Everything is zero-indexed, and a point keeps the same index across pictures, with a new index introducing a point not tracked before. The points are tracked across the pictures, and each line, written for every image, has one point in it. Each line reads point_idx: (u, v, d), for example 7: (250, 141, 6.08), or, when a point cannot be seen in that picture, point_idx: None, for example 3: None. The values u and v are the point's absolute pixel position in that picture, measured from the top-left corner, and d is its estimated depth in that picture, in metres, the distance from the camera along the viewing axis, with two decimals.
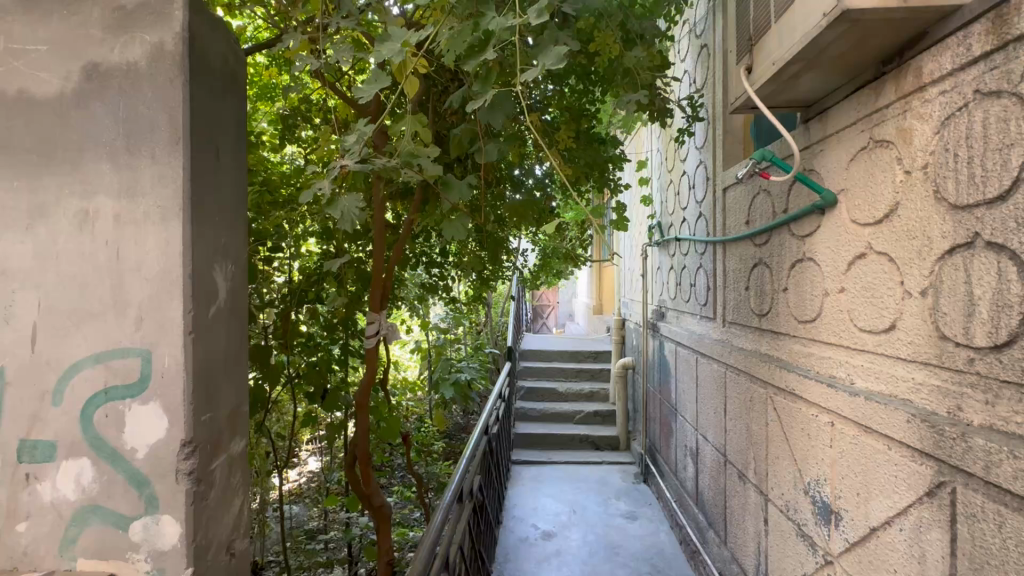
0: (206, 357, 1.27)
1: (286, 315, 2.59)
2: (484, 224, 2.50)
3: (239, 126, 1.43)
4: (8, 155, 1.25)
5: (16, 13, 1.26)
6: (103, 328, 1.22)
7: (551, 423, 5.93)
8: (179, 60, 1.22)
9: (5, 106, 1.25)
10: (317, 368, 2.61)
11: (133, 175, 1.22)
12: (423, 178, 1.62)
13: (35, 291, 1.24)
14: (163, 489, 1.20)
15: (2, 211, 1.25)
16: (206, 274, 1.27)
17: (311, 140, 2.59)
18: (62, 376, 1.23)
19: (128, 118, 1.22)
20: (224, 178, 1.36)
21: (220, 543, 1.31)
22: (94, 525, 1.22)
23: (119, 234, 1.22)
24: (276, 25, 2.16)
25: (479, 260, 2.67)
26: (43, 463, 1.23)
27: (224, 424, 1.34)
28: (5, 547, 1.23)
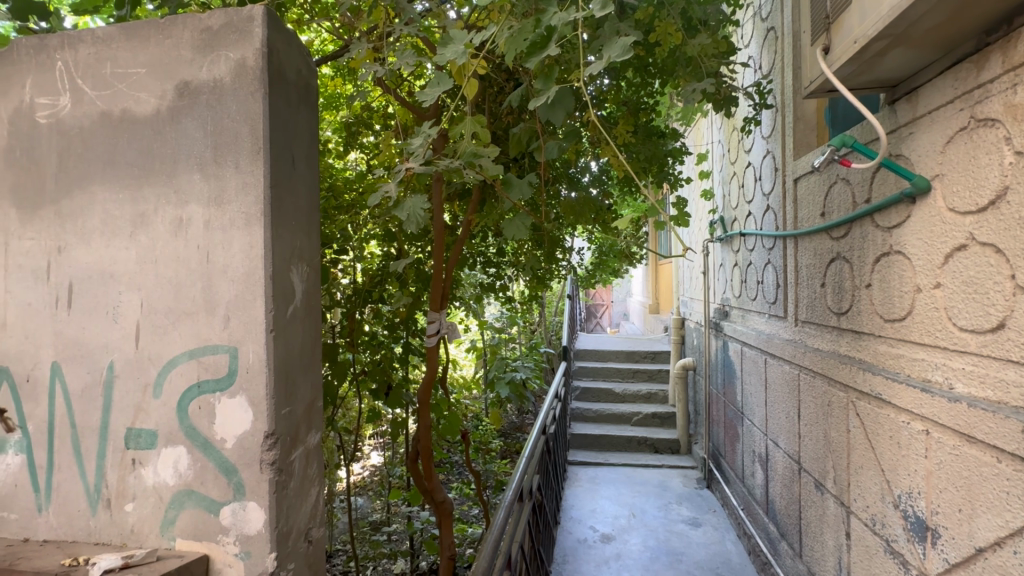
0: (285, 354, 1.34)
1: (352, 314, 2.71)
2: (542, 222, 2.49)
3: (312, 134, 1.50)
4: (116, 169, 1.38)
5: (120, 40, 1.39)
6: (196, 326, 1.32)
7: (608, 424, 5.82)
8: (260, 75, 1.30)
9: (111, 125, 1.38)
10: (382, 366, 2.70)
11: (220, 184, 1.31)
12: (485, 178, 1.62)
13: (138, 293, 1.36)
14: (249, 477, 1.29)
15: (110, 220, 1.38)
16: (284, 275, 1.34)
17: (374, 146, 2.69)
18: (161, 370, 1.34)
19: (215, 131, 1.32)
20: (300, 185, 1.43)
21: (299, 531, 1.38)
22: (190, 508, 1.32)
23: (208, 239, 1.31)
24: (341, 37, 2.26)
25: (536, 259, 2.66)
26: (146, 449, 1.35)
27: (302, 418, 1.40)
28: (116, 525, 1.36)
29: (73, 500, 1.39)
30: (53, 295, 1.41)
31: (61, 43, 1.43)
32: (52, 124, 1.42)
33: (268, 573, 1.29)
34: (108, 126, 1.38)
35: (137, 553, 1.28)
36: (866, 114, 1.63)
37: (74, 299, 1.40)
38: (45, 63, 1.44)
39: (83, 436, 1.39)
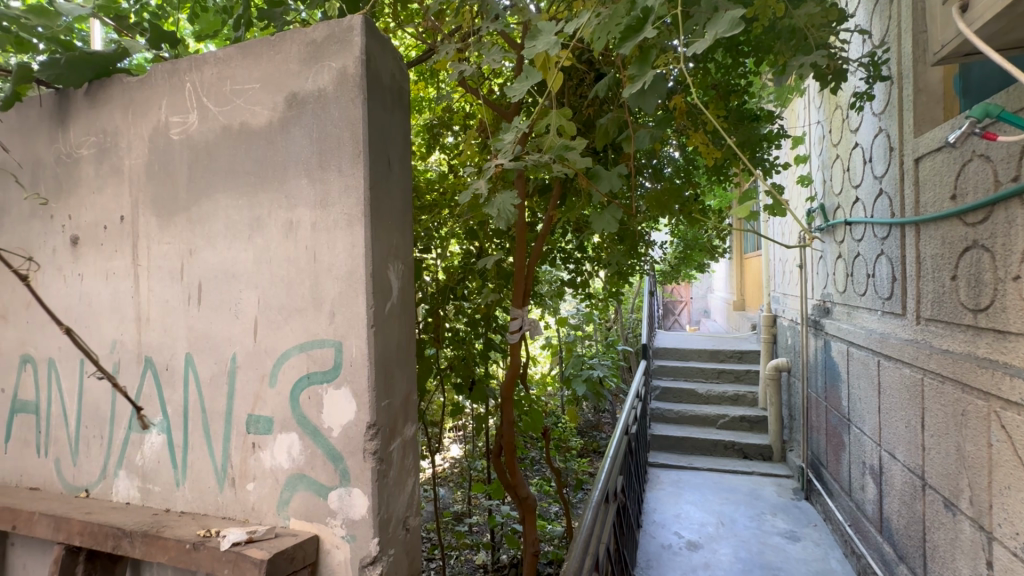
0: (384, 348, 1.39)
1: (436, 311, 2.69)
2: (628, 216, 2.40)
3: (406, 136, 1.56)
4: (236, 177, 1.51)
5: (238, 59, 1.52)
6: (305, 321, 1.41)
7: (691, 426, 5.56)
8: (359, 82, 1.36)
9: (232, 137, 1.51)
10: (465, 361, 2.75)
11: (325, 187, 1.39)
12: (573, 171, 1.60)
13: (256, 291, 1.48)
14: (354, 465, 1.36)
15: (232, 224, 1.51)
16: (383, 272, 1.40)
17: (455, 146, 2.73)
18: (276, 362, 1.45)
19: (320, 138, 1.40)
20: (395, 185, 1.48)
21: (398, 518, 1.43)
22: (302, 491, 1.42)
23: (315, 239, 1.40)
24: (425, 41, 2.31)
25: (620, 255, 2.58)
26: (264, 434, 1.47)
27: (400, 410, 1.46)
28: (239, 501, 1.50)
29: (205, 477, 1.55)
30: (185, 294, 1.58)
31: (189, 67, 1.59)
32: (184, 140, 1.58)
33: (371, 557, 1.35)
34: (229, 139, 1.52)
35: (258, 530, 1.39)
36: (998, 58, 1.38)
37: (203, 297, 1.55)
38: (176, 85, 1.60)
39: (212, 421, 1.54)
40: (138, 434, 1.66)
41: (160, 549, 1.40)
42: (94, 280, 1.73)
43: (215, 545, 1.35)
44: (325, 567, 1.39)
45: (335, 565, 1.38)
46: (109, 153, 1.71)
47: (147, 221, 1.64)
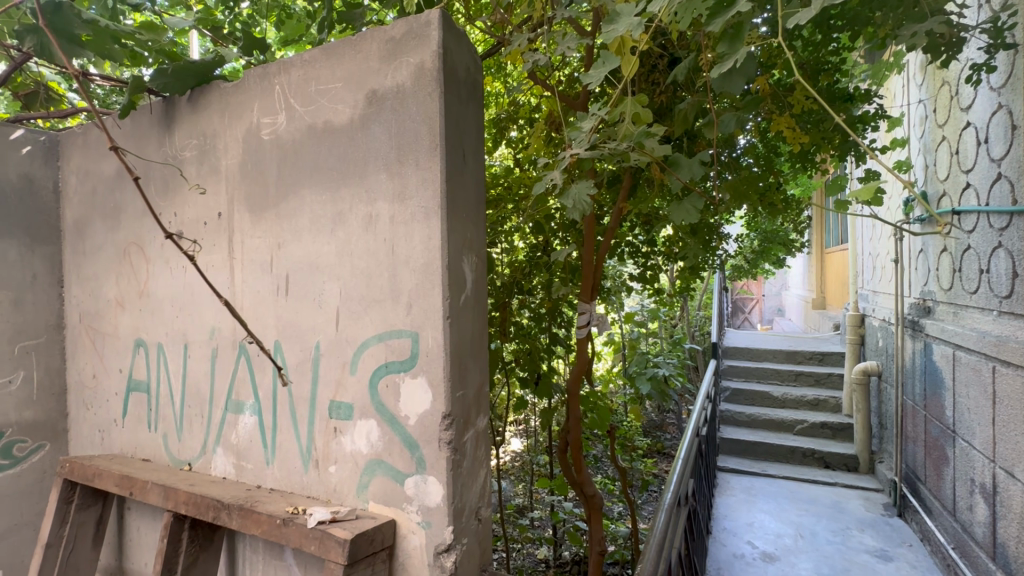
0: (458, 340, 1.41)
1: (502, 305, 2.65)
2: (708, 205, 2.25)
3: (479, 128, 1.56)
4: (320, 174, 1.58)
5: (322, 60, 1.59)
6: (384, 312, 1.46)
7: (765, 431, 5.24)
8: (436, 76, 1.37)
9: (316, 135, 1.59)
10: (530, 355, 2.66)
11: (403, 181, 1.42)
12: (652, 160, 1.57)
13: (338, 282, 1.54)
14: (429, 453, 1.38)
15: (317, 218, 1.58)
16: (458, 264, 1.41)
17: (520, 140, 2.66)
18: (356, 351, 1.51)
19: (398, 133, 1.43)
20: (469, 177, 1.48)
21: (471, 508, 1.44)
22: (379, 476, 1.47)
23: (393, 232, 1.44)
24: (493, 34, 2.29)
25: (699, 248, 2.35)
26: (344, 420, 1.53)
27: (473, 402, 1.47)
28: (322, 482, 1.58)
29: (291, 457, 1.65)
30: (274, 284, 1.68)
31: (277, 70, 1.68)
32: (273, 140, 1.68)
33: (446, 545, 1.37)
34: (313, 137, 1.59)
35: (340, 510, 1.46)
36: None
37: (290, 288, 1.64)
38: (267, 88, 1.70)
39: (298, 404, 1.63)
40: (233, 415, 1.79)
41: (254, 522, 1.51)
42: (196, 272, 1.89)
43: (302, 522, 1.43)
44: (402, 550, 1.43)
45: (411, 550, 1.42)
46: (209, 154, 1.85)
47: (241, 217, 1.76)
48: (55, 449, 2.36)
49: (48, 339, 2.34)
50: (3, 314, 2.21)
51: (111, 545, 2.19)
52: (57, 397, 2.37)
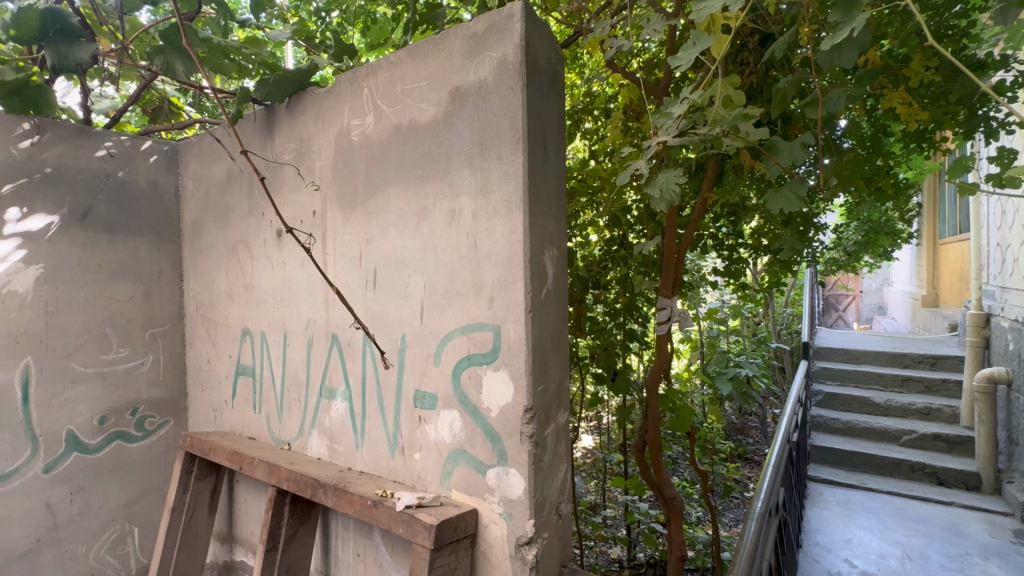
0: (540, 334, 1.40)
1: (577, 300, 2.48)
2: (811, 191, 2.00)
3: (561, 119, 1.54)
4: (406, 171, 1.63)
5: (407, 60, 1.64)
6: (466, 306, 1.48)
7: (864, 440, 4.78)
8: (519, 69, 1.37)
9: (402, 134, 1.64)
10: (606, 351, 2.47)
11: (485, 176, 1.44)
12: (746, 144, 1.47)
13: (423, 276, 1.59)
14: (511, 446, 1.39)
15: (403, 214, 1.64)
16: (539, 258, 1.41)
17: (596, 132, 2.45)
18: (440, 342, 1.55)
19: (481, 128, 1.44)
20: (550, 170, 1.47)
21: (551, 504, 1.44)
22: (462, 465, 1.50)
23: (476, 227, 1.46)
24: (570, 22, 2.20)
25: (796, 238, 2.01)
26: (428, 409, 1.58)
27: (554, 396, 1.47)
28: (408, 468, 1.64)
29: (379, 443, 1.73)
30: (364, 278, 1.77)
31: (366, 73, 1.76)
32: (362, 140, 1.76)
33: (527, 537, 1.37)
34: (399, 136, 1.65)
35: (426, 496, 1.52)
36: None
37: (378, 281, 1.72)
38: (356, 91, 1.79)
39: (385, 393, 1.71)
40: (326, 401, 1.92)
41: (346, 501, 1.61)
42: (294, 266, 2.03)
43: (390, 505, 1.50)
44: (483, 539, 1.46)
45: (492, 539, 1.44)
46: (305, 156, 1.98)
47: (333, 215, 1.87)
48: (178, 424, 2.67)
49: (171, 327, 2.64)
50: (137, 304, 2.53)
51: (223, 513, 2.44)
52: (179, 379, 2.67)
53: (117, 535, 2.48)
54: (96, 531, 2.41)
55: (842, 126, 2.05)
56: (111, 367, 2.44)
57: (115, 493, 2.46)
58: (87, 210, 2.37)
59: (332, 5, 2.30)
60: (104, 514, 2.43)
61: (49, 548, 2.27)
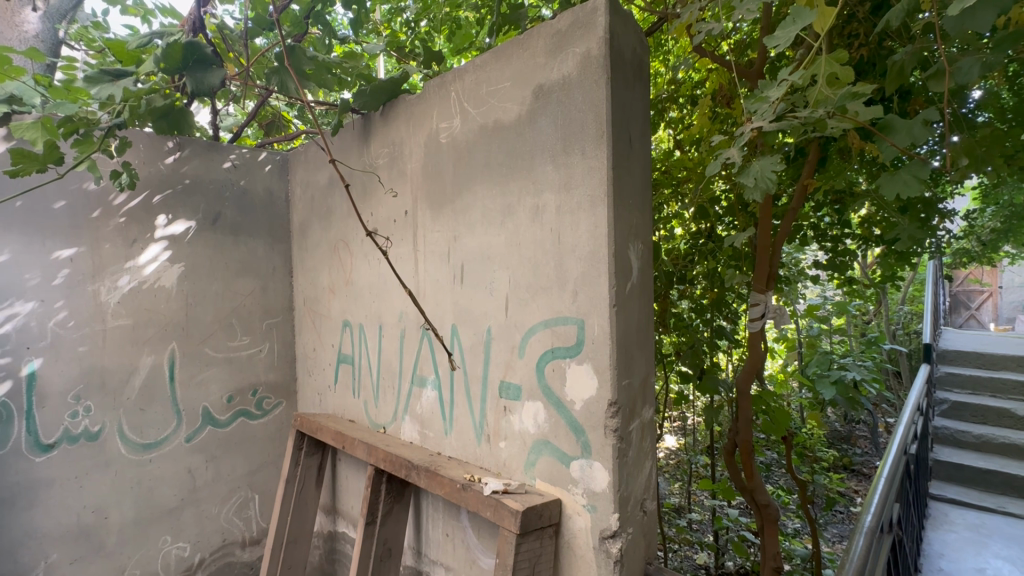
0: (625, 328, 1.40)
1: (661, 295, 2.37)
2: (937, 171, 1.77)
3: (646, 111, 1.51)
4: (491, 170, 1.69)
5: (492, 63, 1.69)
6: (550, 300, 1.51)
7: (1002, 457, 4.15)
8: (603, 62, 1.36)
9: (487, 134, 1.70)
10: (692, 348, 2.33)
11: (569, 171, 1.45)
12: (855, 125, 1.35)
13: (508, 271, 1.65)
14: (595, 439, 1.40)
15: (488, 211, 1.71)
16: (624, 251, 1.40)
17: (681, 121, 2.33)
18: (524, 335, 1.59)
19: (564, 124, 1.46)
20: (634, 162, 1.45)
21: (636, 499, 1.43)
22: (546, 456, 1.54)
23: (559, 221, 1.48)
24: (654, 8, 2.12)
25: (916, 224, 1.79)
26: (513, 400, 1.64)
27: (639, 391, 1.46)
28: (493, 456, 1.71)
29: (466, 430, 1.82)
30: (451, 273, 1.86)
31: (453, 78, 1.84)
32: (450, 142, 1.85)
33: (611, 531, 1.38)
34: (485, 136, 1.71)
35: (511, 483, 1.57)
36: None
37: (465, 276, 1.80)
38: (444, 95, 1.88)
39: (472, 382, 1.79)
40: (417, 389, 2.05)
41: (437, 483, 1.71)
42: (388, 263, 2.19)
43: (478, 489, 1.57)
44: (567, 529, 1.48)
45: (575, 530, 1.46)
46: (398, 159, 2.11)
47: (423, 215, 1.98)
48: (289, 406, 2.97)
49: (284, 318, 2.95)
50: (256, 298, 2.85)
51: (327, 487, 2.69)
52: (290, 365, 2.97)
53: (242, 500, 2.82)
54: (226, 495, 2.76)
55: (977, 97, 1.80)
56: (236, 353, 2.78)
57: (240, 463, 2.80)
58: (216, 215, 2.72)
59: (421, 15, 2.42)
60: (232, 481, 2.78)
61: (190, 507, 2.65)
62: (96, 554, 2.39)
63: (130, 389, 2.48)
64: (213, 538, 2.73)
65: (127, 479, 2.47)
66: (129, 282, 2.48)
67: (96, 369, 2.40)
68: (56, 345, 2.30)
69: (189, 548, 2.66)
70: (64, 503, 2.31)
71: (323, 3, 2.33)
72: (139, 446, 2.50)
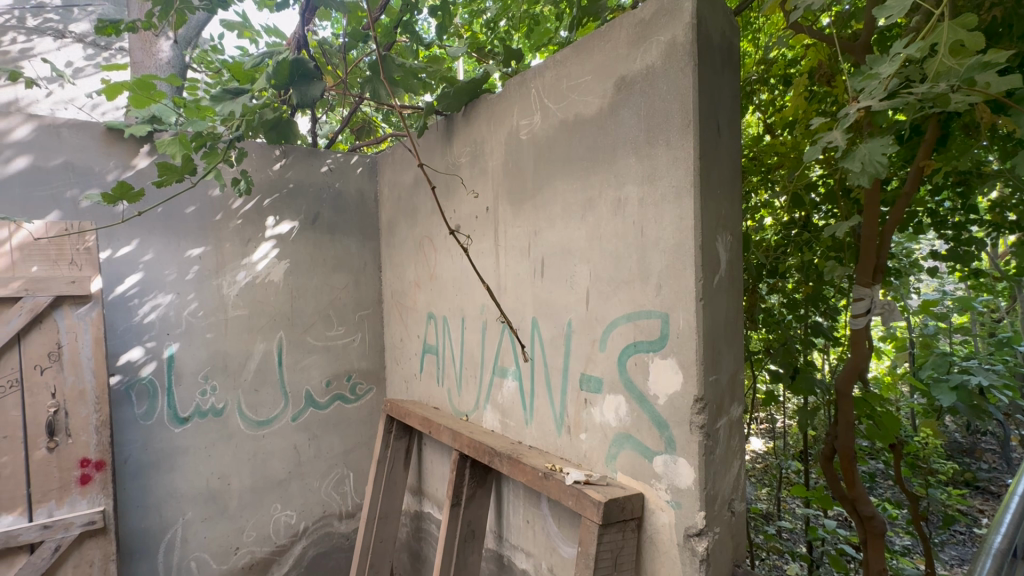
0: (712, 322, 1.36)
1: (750, 289, 2.24)
2: None
3: (735, 96, 1.45)
4: (572, 165, 1.70)
5: (572, 57, 1.70)
6: (633, 293, 1.50)
7: None
8: (690, 49, 1.32)
9: (568, 129, 1.72)
10: (784, 345, 2.18)
11: (653, 163, 1.43)
12: (987, 98, 1.20)
13: (588, 265, 1.66)
14: (680, 435, 1.38)
15: (569, 205, 1.73)
16: (711, 244, 1.36)
17: (772, 104, 2.18)
18: (606, 329, 1.60)
19: (648, 115, 1.44)
20: (723, 151, 1.40)
21: (723, 499, 1.40)
22: (627, 450, 1.54)
23: (643, 214, 1.46)
24: None
25: None
26: (594, 393, 1.65)
27: (727, 388, 1.42)
28: (574, 447, 1.74)
29: (547, 421, 1.86)
30: (532, 267, 1.90)
31: (533, 75, 1.87)
32: (530, 139, 1.88)
33: (697, 529, 1.35)
34: (565, 131, 1.73)
35: (593, 475, 1.59)
36: None
37: (545, 270, 1.83)
38: (524, 92, 1.91)
39: (552, 374, 1.82)
40: (499, 378, 2.12)
41: (520, 470, 1.76)
42: (470, 258, 2.27)
43: (560, 479, 1.61)
44: (651, 524, 1.47)
45: (659, 526, 1.45)
46: (479, 157, 2.18)
47: (505, 210, 2.04)
48: (379, 392, 3.20)
49: (373, 310, 3.17)
50: (350, 291, 3.09)
51: (414, 469, 2.87)
52: (380, 354, 3.19)
53: (339, 476, 3.08)
54: (326, 471, 3.03)
55: None
56: (333, 342, 3.04)
57: (337, 443, 3.06)
58: (316, 216, 2.98)
59: (501, 15, 2.48)
60: (330, 458, 3.04)
61: (296, 479, 2.94)
62: (221, 514, 2.74)
63: (246, 372, 2.79)
64: (315, 509, 3.01)
65: (244, 451, 2.79)
66: (244, 278, 2.79)
67: (220, 354, 2.73)
68: (189, 331, 2.65)
69: (295, 516, 2.95)
70: (196, 469, 2.67)
71: (409, 12, 2.46)
72: (254, 423, 2.82)
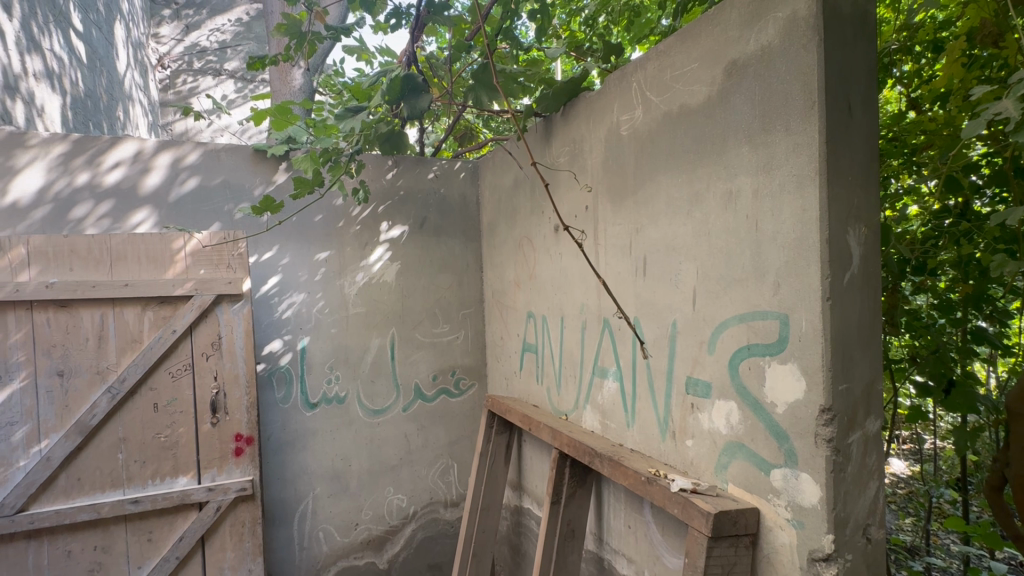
0: (842, 324, 1.22)
1: (891, 288, 1.95)
2: None
3: (870, 70, 1.28)
4: (677, 158, 1.63)
5: (677, 45, 1.63)
6: (746, 293, 1.40)
7: None
8: (814, 23, 1.20)
9: (673, 120, 1.65)
10: (936, 354, 1.87)
11: (769, 151, 1.32)
12: None
13: (695, 262, 1.57)
14: (802, 447, 1.26)
15: (674, 200, 1.65)
16: (842, 237, 1.22)
17: (916, 75, 1.89)
18: (715, 330, 1.50)
19: (763, 99, 1.33)
20: (857, 133, 1.25)
21: (857, 522, 1.25)
22: (740, 460, 1.44)
23: (757, 206, 1.36)
24: None
25: None
26: (702, 398, 1.56)
27: (862, 399, 1.26)
28: (680, 453, 1.66)
29: (650, 424, 1.80)
30: (633, 266, 1.85)
31: (635, 68, 1.82)
32: (632, 134, 1.84)
33: (825, 553, 1.22)
34: (669, 123, 1.66)
35: (701, 484, 1.51)
36: None
37: (648, 269, 1.77)
38: (625, 86, 1.87)
39: (656, 376, 1.76)
40: (599, 378, 2.09)
41: (621, 473, 1.72)
42: (569, 256, 2.27)
43: (664, 485, 1.54)
44: (768, 542, 1.36)
45: (778, 545, 1.33)
46: (578, 156, 2.18)
47: (605, 208, 2.01)
48: (481, 387, 3.32)
49: (475, 309, 3.30)
50: (454, 291, 3.24)
51: (514, 464, 2.94)
52: (482, 351, 3.31)
53: (444, 466, 3.26)
54: (433, 460, 3.22)
55: None
56: (439, 339, 3.22)
57: (443, 434, 3.24)
58: (423, 220, 3.18)
59: (600, 12, 2.45)
60: (437, 448, 3.23)
61: (406, 465, 3.16)
62: (344, 492, 3.03)
63: (365, 364, 3.06)
64: (424, 495, 3.22)
65: (363, 436, 3.06)
66: (363, 278, 3.06)
67: (343, 347, 3.02)
68: (317, 326, 2.97)
69: (406, 500, 3.17)
70: (324, 449, 2.98)
71: (509, 19, 2.53)
72: (371, 411, 3.08)
